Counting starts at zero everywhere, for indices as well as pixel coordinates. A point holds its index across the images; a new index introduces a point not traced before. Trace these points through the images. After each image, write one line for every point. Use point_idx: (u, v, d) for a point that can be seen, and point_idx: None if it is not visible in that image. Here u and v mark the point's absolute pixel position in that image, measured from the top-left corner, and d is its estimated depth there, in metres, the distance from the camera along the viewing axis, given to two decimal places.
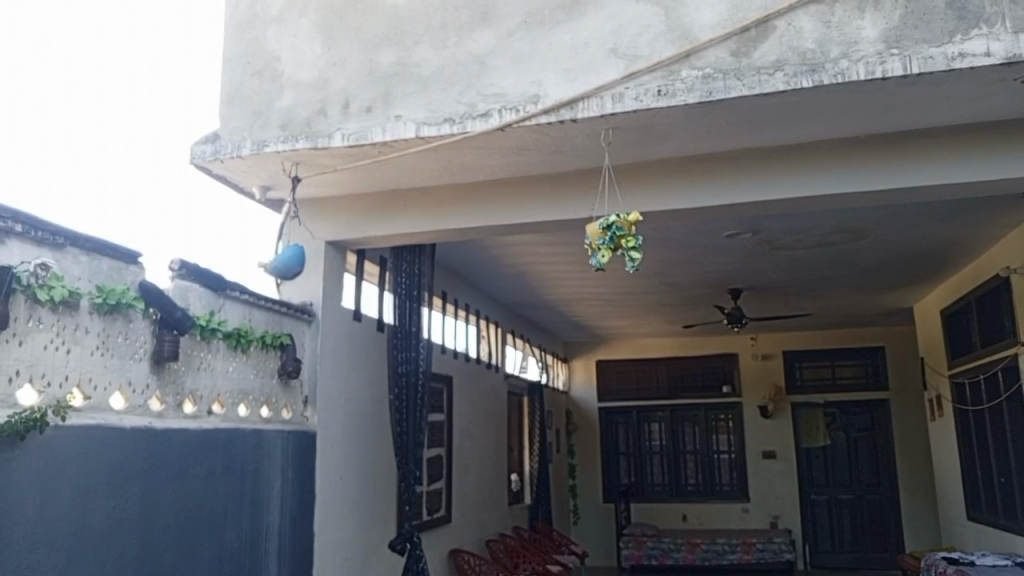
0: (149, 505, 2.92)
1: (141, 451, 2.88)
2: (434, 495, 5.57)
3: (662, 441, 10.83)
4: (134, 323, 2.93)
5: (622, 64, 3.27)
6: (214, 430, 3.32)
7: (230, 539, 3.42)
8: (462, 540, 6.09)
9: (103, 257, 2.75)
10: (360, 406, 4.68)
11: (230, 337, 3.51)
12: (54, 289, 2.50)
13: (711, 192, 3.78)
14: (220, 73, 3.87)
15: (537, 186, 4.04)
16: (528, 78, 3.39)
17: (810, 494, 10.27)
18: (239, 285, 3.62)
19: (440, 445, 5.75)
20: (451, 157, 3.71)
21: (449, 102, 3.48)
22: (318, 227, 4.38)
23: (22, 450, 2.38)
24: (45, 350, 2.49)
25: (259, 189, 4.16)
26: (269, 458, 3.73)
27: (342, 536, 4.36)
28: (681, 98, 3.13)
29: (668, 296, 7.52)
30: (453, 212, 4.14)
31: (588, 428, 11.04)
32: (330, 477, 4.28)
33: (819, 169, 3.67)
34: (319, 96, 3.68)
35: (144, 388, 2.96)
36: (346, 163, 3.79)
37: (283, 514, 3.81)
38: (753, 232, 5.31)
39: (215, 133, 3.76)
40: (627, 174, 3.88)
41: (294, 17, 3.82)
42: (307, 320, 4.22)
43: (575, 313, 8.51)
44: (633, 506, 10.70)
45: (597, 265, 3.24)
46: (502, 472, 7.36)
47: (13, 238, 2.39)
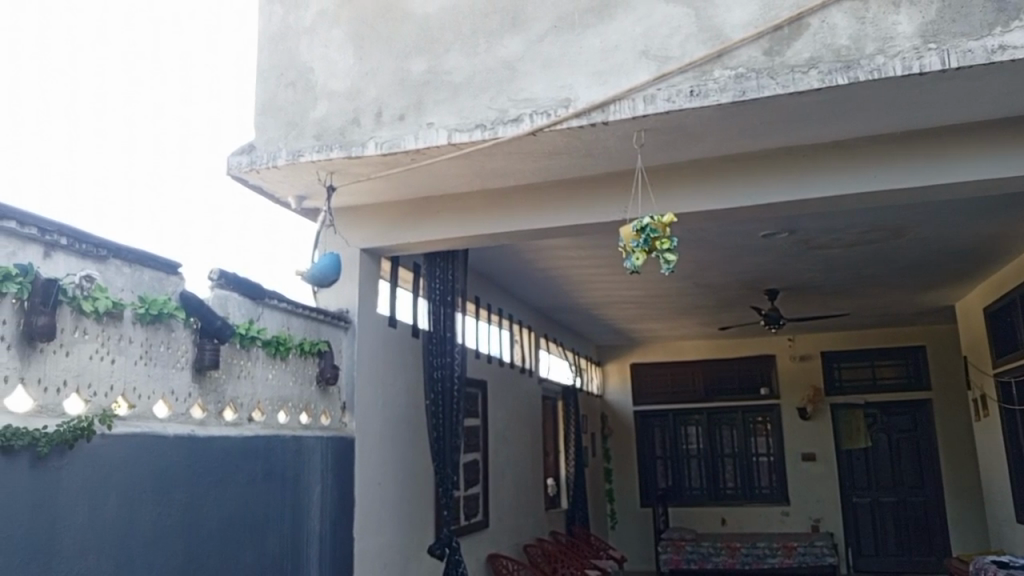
0: (193, 511, 2.97)
1: (183, 458, 2.92)
2: (472, 500, 5.58)
3: (699, 444, 10.73)
4: (175, 332, 2.98)
5: (653, 66, 3.25)
6: (254, 437, 3.37)
7: (272, 544, 3.46)
8: (499, 546, 6.09)
9: (145, 268, 2.81)
10: (397, 411, 4.72)
11: (269, 345, 3.55)
12: (98, 300, 2.55)
13: (745, 193, 3.74)
14: (256, 85, 3.93)
15: (568, 190, 4.04)
16: (558, 82, 3.39)
17: (852, 496, 10.09)
18: (277, 293, 3.67)
19: (476, 451, 5.77)
20: (482, 163, 3.73)
21: (481, 108, 3.49)
22: (352, 235, 4.43)
23: (71, 459, 2.44)
24: (91, 359, 2.55)
25: (295, 198, 4.23)
26: (309, 464, 3.77)
27: (382, 541, 4.40)
28: (713, 98, 3.11)
29: (703, 298, 7.46)
30: (485, 218, 4.16)
31: (624, 431, 10.99)
32: (369, 482, 4.32)
33: (854, 167, 3.62)
34: (352, 106, 3.72)
35: (186, 396, 3.02)
36: (380, 171, 3.83)
37: (323, 519, 3.84)
38: (789, 232, 5.25)
39: (252, 145, 3.82)
40: (660, 176, 3.87)
41: (327, 27, 3.87)
42: (344, 327, 4.27)
43: (609, 316, 8.48)
44: (670, 510, 10.62)
45: (631, 268, 3.23)
46: (538, 477, 7.35)
47: (58, 251, 2.45)
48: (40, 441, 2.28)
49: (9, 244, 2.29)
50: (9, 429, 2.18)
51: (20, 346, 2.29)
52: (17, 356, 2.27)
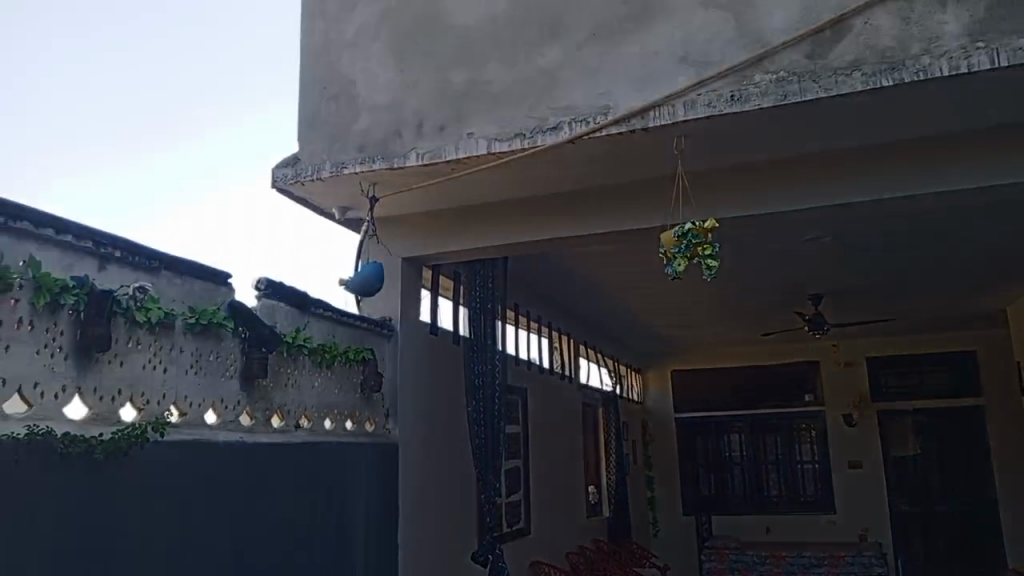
0: (242, 516, 3.02)
1: (234, 464, 2.99)
2: (513, 506, 5.59)
3: (742, 452, 10.60)
4: (225, 341, 3.05)
5: (693, 72, 3.24)
6: (301, 443, 3.43)
7: (319, 549, 3.52)
8: (541, 553, 6.09)
9: (194, 278, 2.89)
10: (440, 418, 4.76)
11: (315, 353, 3.62)
12: (151, 310, 2.63)
13: (790, 196, 3.70)
14: (299, 99, 4.02)
15: (609, 196, 4.03)
16: (598, 90, 3.40)
17: (900, 505, 9.87)
18: (321, 302, 3.75)
19: (517, 458, 5.77)
20: (522, 172, 3.75)
21: (521, 117, 3.52)
22: (394, 244, 4.49)
23: (127, 465, 2.50)
24: (144, 369, 2.62)
25: (339, 209, 4.31)
26: (354, 470, 3.82)
27: (426, 547, 4.42)
28: (754, 103, 3.09)
29: (745, 303, 7.38)
30: (525, 226, 4.18)
31: (665, 438, 10.93)
32: (412, 487, 4.35)
33: (901, 169, 3.56)
34: (393, 117, 3.77)
35: (234, 404, 3.08)
36: (421, 181, 3.88)
37: (367, 526, 3.88)
38: (833, 236, 5.17)
39: (296, 157, 3.91)
40: (701, 181, 3.84)
41: (368, 41, 3.93)
42: (387, 335, 4.32)
43: (649, 322, 8.43)
44: (713, 518, 10.51)
45: (673, 274, 3.21)
46: (579, 485, 7.33)
47: (113, 263, 2.54)
48: (97, 447, 2.36)
49: (67, 257, 2.38)
50: (66, 437, 2.26)
51: (78, 357, 2.36)
52: (75, 366, 2.35)
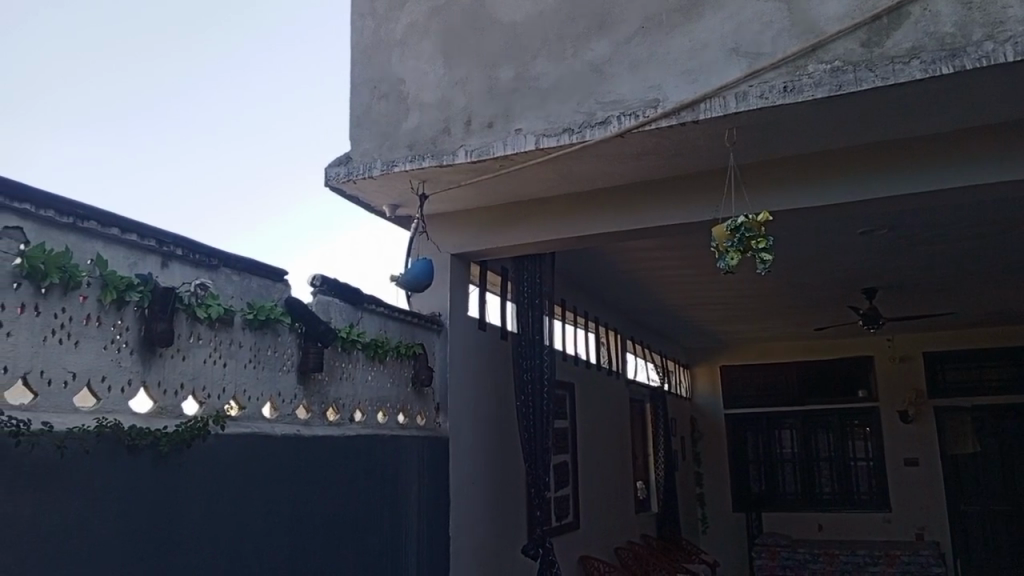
0: (299, 509, 3.09)
1: (291, 457, 3.05)
2: (562, 502, 5.59)
3: (793, 448, 10.46)
4: (282, 336, 3.12)
5: (745, 63, 3.20)
6: (355, 436, 3.49)
7: (372, 542, 3.57)
8: (590, 549, 6.08)
9: (251, 275, 2.97)
10: (488, 412, 4.79)
11: (368, 349, 3.67)
12: (211, 307, 2.69)
13: (844, 189, 3.63)
14: (350, 99, 4.09)
15: (658, 189, 4.01)
16: (647, 83, 3.38)
17: (958, 503, 9.60)
18: (374, 298, 3.81)
19: (566, 453, 5.77)
20: (571, 167, 3.75)
21: (569, 111, 3.52)
22: (443, 241, 4.53)
23: (191, 458, 2.58)
24: (205, 363, 2.70)
25: (389, 207, 4.36)
26: (407, 463, 3.88)
27: (476, 541, 4.46)
28: (808, 93, 3.03)
29: (797, 297, 7.26)
30: (573, 221, 4.18)
31: (714, 435, 10.83)
32: (463, 480, 4.39)
33: (961, 159, 3.47)
34: (442, 115, 3.81)
35: (291, 398, 3.15)
36: (470, 178, 3.90)
37: (420, 519, 3.93)
38: (888, 228, 5.04)
39: (348, 156, 3.98)
40: (753, 174, 3.79)
41: (417, 39, 3.97)
42: (436, 330, 4.37)
43: (697, 317, 8.35)
44: (764, 515, 10.38)
45: (726, 267, 3.17)
46: (628, 481, 7.30)
47: (175, 261, 2.62)
48: (161, 440, 2.42)
49: (132, 255, 2.45)
50: (133, 430, 2.33)
51: (143, 351, 2.45)
52: (140, 360, 2.44)
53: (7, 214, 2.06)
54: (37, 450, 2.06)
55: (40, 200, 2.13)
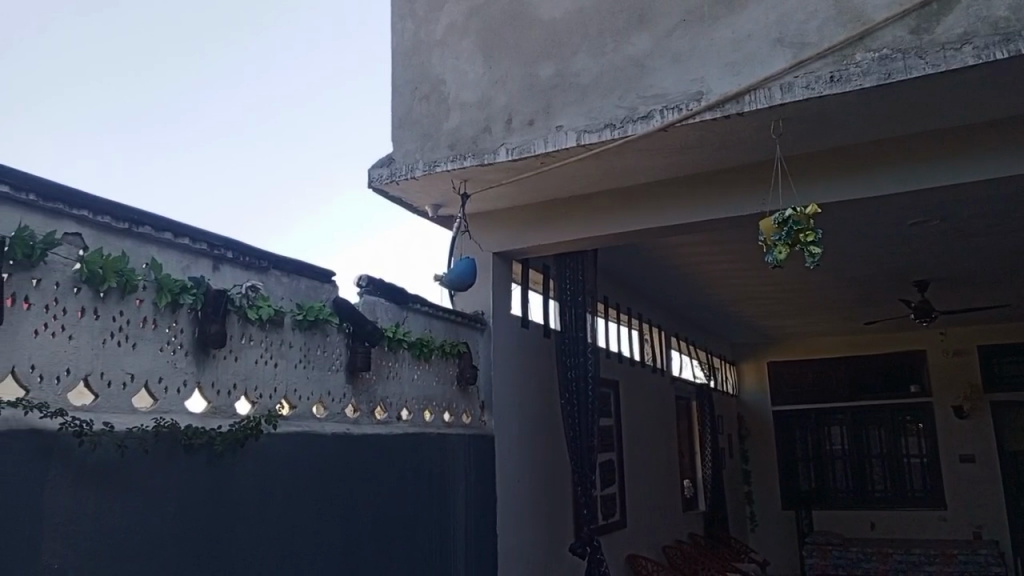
0: (349, 507, 3.13)
1: (341, 455, 3.09)
2: (609, 500, 5.57)
3: (843, 445, 10.27)
4: (331, 336, 3.17)
5: (789, 54, 3.15)
6: (403, 434, 3.53)
7: (422, 539, 3.60)
8: (637, 547, 6.05)
9: (300, 277, 3.02)
10: (532, 410, 4.80)
11: (414, 347, 3.71)
12: (262, 308, 2.75)
13: (894, 179, 3.56)
14: (392, 101, 4.13)
15: (700, 184, 3.97)
16: (690, 76, 3.36)
17: (1017, 501, 9.32)
18: (419, 298, 3.85)
19: (611, 451, 5.75)
20: (612, 163, 3.74)
21: (610, 107, 3.50)
22: (485, 240, 4.55)
23: (244, 457, 2.63)
24: (257, 364, 2.76)
25: (432, 207, 4.40)
26: (453, 462, 3.90)
27: (524, 539, 4.47)
28: (856, 83, 2.98)
29: (845, 291, 7.12)
30: (615, 217, 4.16)
31: (761, 432, 10.71)
32: (509, 478, 4.40)
33: (1016, 145, 3.37)
34: (483, 114, 3.82)
35: (341, 397, 3.20)
36: (512, 176, 3.91)
37: (467, 517, 3.96)
38: (940, 219, 4.92)
39: (391, 158, 4.02)
40: (799, 166, 3.74)
41: (457, 39, 4.00)
42: (480, 328, 4.39)
43: (742, 313, 8.25)
44: (815, 514, 10.22)
45: (774, 261, 3.12)
46: (674, 479, 7.25)
47: (226, 264, 2.68)
48: (216, 440, 2.48)
49: (185, 260, 2.51)
50: (189, 429, 2.39)
51: (196, 352, 2.51)
52: (194, 361, 2.50)
53: (66, 221, 2.13)
54: (99, 450, 2.12)
55: (98, 207, 2.20)
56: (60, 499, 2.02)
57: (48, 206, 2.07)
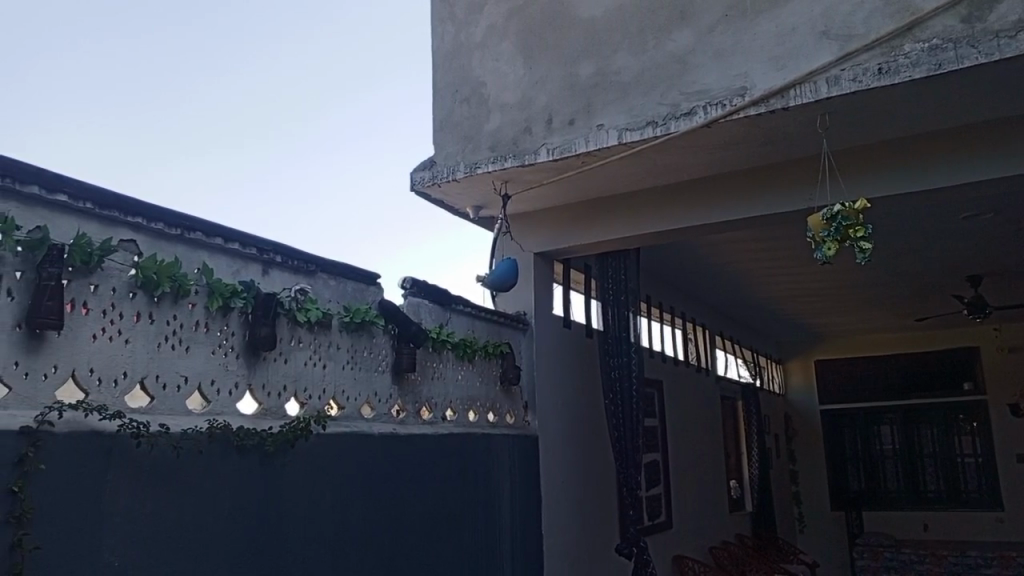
0: (397, 507, 3.15)
1: (388, 455, 3.12)
2: (655, 500, 5.54)
3: (894, 444, 10.08)
4: (377, 338, 3.21)
5: (835, 46, 3.10)
6: (448, 434, 3.55)
7: (469, 539, 3.62)
8: (684, 548, 6.00)
9: (346, 279, 3.06)
10: (576, 411, 4.79)
11: (458, 348, 3.73)
12: (310, 310, 2.79)
13: (945, 171, 3.48)
14: (434, 104, 4.17)
15: (744, 180, 3.93)
16: (733, 71, 3.32)
17: None
18: (462, 299, 3.87)
19: (656, 452, 5.70)
20: (655, 160, 3.71)
21: (652, 105, 3.48)
22: (527, 240, 4.56)
23: (294, 457, 2.67)
24: (306, 365, 2.80)
25: (473, 209, 4.42)
26: (498, 462, 3.91)
27: (569, 539, 4.46)
28: (905, 74, 2.91)
29: (895, 287, 6.98)
30: (657, 215, 4.14)
31: (809, 432, 10.56)
32: (553, 478, 4.40)
33: None
34: (524, 114, 3.83)
35: (387, 397, 3.23)
36: (553, 176, 3.91)
37: (513, 517, 3.97)
38: (994, 212, 4.79)
39: (432, 160, 4.05)
40: (846, 160, 3.67)
41: (496, 41, 4.01)
42: (522, 328, 4.40)
43: (788, 310, 8.14)
44: (865, 514, 10.04)
45: (823, 258, 3.08)
46: (721, 479, 7.17)
47: (275, 268, 2.72)
48: (267, 440, 2.52)
49: (235, 264, 2.56)
50: (241, 430, 2.43)
51: (247, 355, 2.55)
52: (245, 363, 2.55)
53: (121, 229, 2.18)
54: (156, 450, 2.18)
55: (151, 214, 2.25)
56: (120, 498, 2.07)
57: (104, 213, 2.13)
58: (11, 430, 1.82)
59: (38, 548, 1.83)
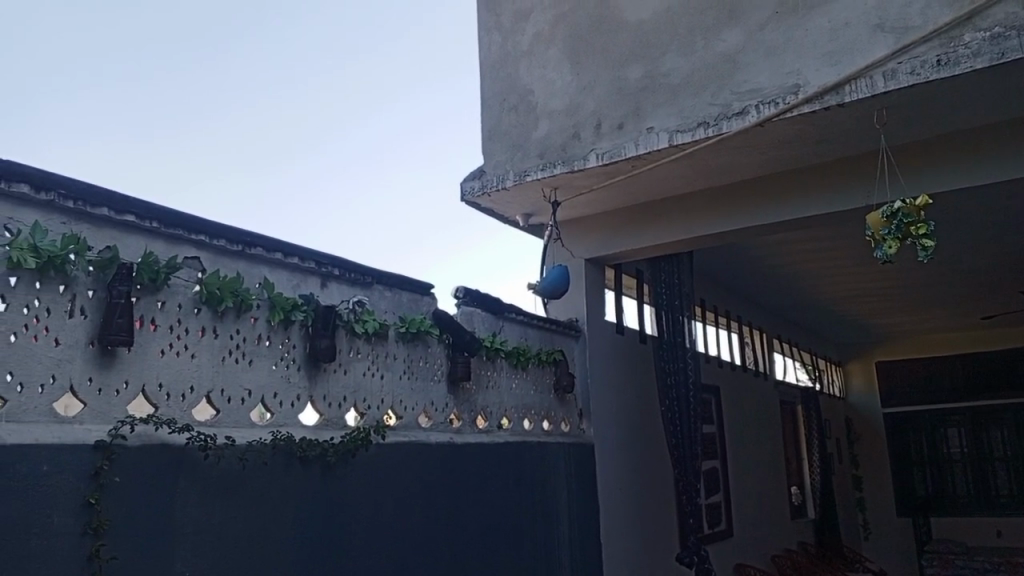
0: (456, 516, 3.16)
1: (446, 463, 3.14)
2: (714, 508, 5.45)
3: (963, 448, 9.72)
4: (432, 348, 3.23)
5: (891, 39, 3.03)
6: (505, 442, 3.56)
7: (527, 548, 3.61)
8: (745, 556, 5.88)
9: (402, 291, 3.10)
10: (631, 418, 4.75)
11: (512, 356, 3.73)
12: (367, 322, 2.83)
13: (1011, 163, 3.36)
14: (482, 114, 4.20)
15: (799, 180, 3.86)
16: (785, 69, 3.27)
17: None
18: (514, 307, 3.88)
19: (714, 458, 5.62)
20: (706, 162, 3.67)
21: (702, 106, 3.44)
22: (577, 247, 4.54)
23: (355, 468, 2.70)
24: (364, 376, 2.84)
25: (522, 217, 4.43)
26: (555, 470, 3.90)
27: (627, 548, 4.42)
28: (966, 65, 2.83)
29: (960, 285, 6.75)
30: (709, 218, 4.09)
31: (873, 436, 10.30)
32: (610, 486, 4.37)
33: None
34: (572, 121, 3.83)
35: (443, 406, 3.25)
36: (602, 182, 3.90)
37: (570, 525, 3.94)
38: None
39: (481, 170, 4.08)
40: (905, 156, 3.58)
41: (543, 48, 4.02)
42: (576, 336, 4.39)
43: (848, 311, 7.95)
44: (932, 520, 9.74)
45: (884, 257, 2.99)
46: (781, 485, 7.03)
47: (333, 281, 2.77)
48: (330, 451, 2.56)
49: (295, 278, 2.61)
50: (304, 441, 2.47)
51: (309, 366, 2.60)
52: (306, 375, 2.59)
53: (185, 246, 2.24)
54: (223, 462, 2.22)
55: (214, 232, 2.31)
56: (189, 508, 2.12)
57: (169, 232, 2.19)
58: (87, 443, 1.88)
59: (114, 559, 1.88)
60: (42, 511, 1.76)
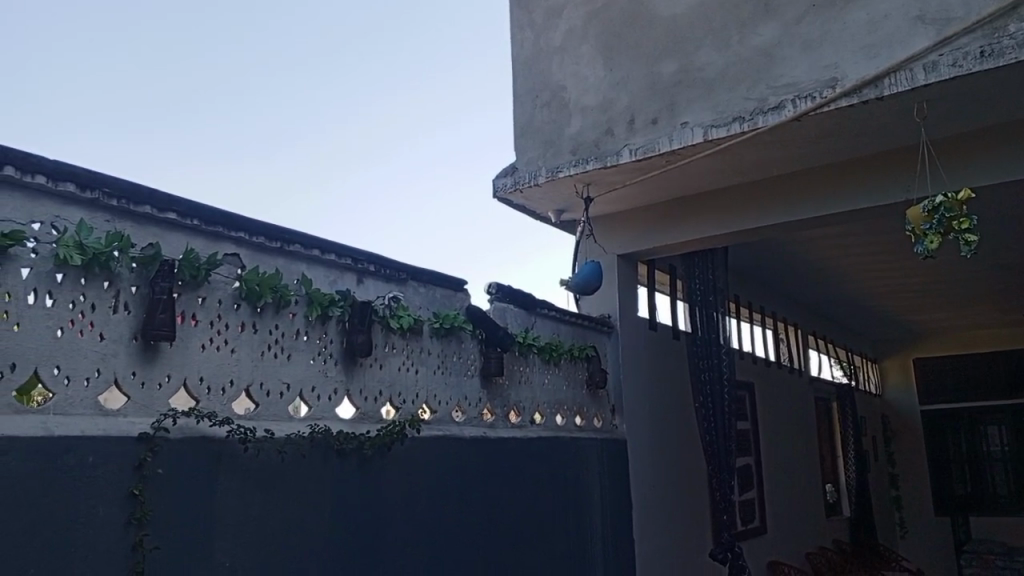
0: (489, 510, 3.18)
1: (480, 458, 3.16)
2: (748, 505, 5.41)
3: (1004, 446, 9.51)
4: (466, 343, 3.25)
5: (932, 31, 2.98)
6: (538, 437, 3.57)
7: (560, 542, 3.62)
8: (779, 553, 5.84)
9: (436, 286, 3.12)
10: (664, 414, 4.73)
11: (544, 352, 3.74)
12: (402, 317, 2.86)
13: None
14: (515, 110, 4.21)
15: (836, 173, 3.81)
16: (823, 62, 3.23)
17: None
18: (547, 302, 3.88)
19: (748, 455, 5.58)
20: (741, 156, 3.64)
21: (737, 100, 3.41)
22: (610, 243, 4.54)
23: (391, 461, 2.72)
24: (399, 370, 2.87)
25: (555, 212, 4.43)
26: (587, 465, 3.90)
27: (660, 544, 4.41)
28: (1010, 56, 2.77)
29: (1003, 280, 6.59)
30: (744, 212, 4.05)
31: (910, 433, 10.15)
32: (643, 481, 4.36)
33: None
34: (605, 116, 3.82)
35: (477, 401, 3.27)
36: (635, 177, 3.89)
37: (603, 520, 3.94)
38: None
39: (514, 166, 4.09)
40: (947, 149, 3.51)
41: (577, 44, 4.01)
42: (608, 331, 4.38)
43: (885, 307, 7.82)
44: (971, 519, 9.59)
45: (924, 252, 2.95)
46: (816, 482, 6.96)
47: (369, 277, 2.80)
48: (366, 444, 2.59)
49: (332, 274, 2.65)
50: (341, 435, 2.51)
51: (345, 361, 2.63)
52: (343, 370, 2.63)
53: (225, 243, 2.28)
54: (263, 455, 2.26)
55: (253, 229, 2.34)
56: (230, 499, 2.16)
57: (210, 230, 2.23)
58: (131, 436, 1.92)
59: (157, 549, 1.93)
60: (89, 502, 1.81)
